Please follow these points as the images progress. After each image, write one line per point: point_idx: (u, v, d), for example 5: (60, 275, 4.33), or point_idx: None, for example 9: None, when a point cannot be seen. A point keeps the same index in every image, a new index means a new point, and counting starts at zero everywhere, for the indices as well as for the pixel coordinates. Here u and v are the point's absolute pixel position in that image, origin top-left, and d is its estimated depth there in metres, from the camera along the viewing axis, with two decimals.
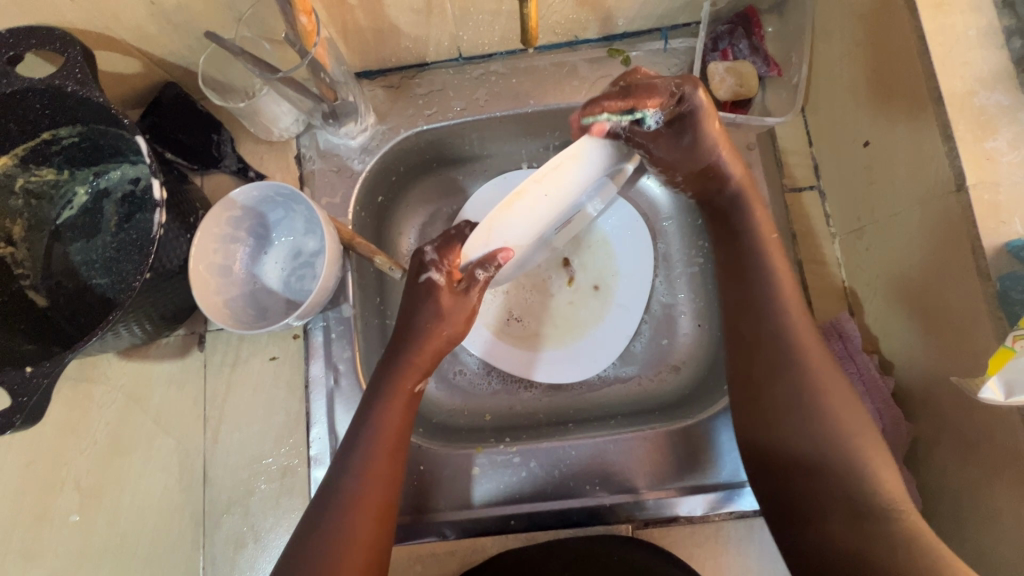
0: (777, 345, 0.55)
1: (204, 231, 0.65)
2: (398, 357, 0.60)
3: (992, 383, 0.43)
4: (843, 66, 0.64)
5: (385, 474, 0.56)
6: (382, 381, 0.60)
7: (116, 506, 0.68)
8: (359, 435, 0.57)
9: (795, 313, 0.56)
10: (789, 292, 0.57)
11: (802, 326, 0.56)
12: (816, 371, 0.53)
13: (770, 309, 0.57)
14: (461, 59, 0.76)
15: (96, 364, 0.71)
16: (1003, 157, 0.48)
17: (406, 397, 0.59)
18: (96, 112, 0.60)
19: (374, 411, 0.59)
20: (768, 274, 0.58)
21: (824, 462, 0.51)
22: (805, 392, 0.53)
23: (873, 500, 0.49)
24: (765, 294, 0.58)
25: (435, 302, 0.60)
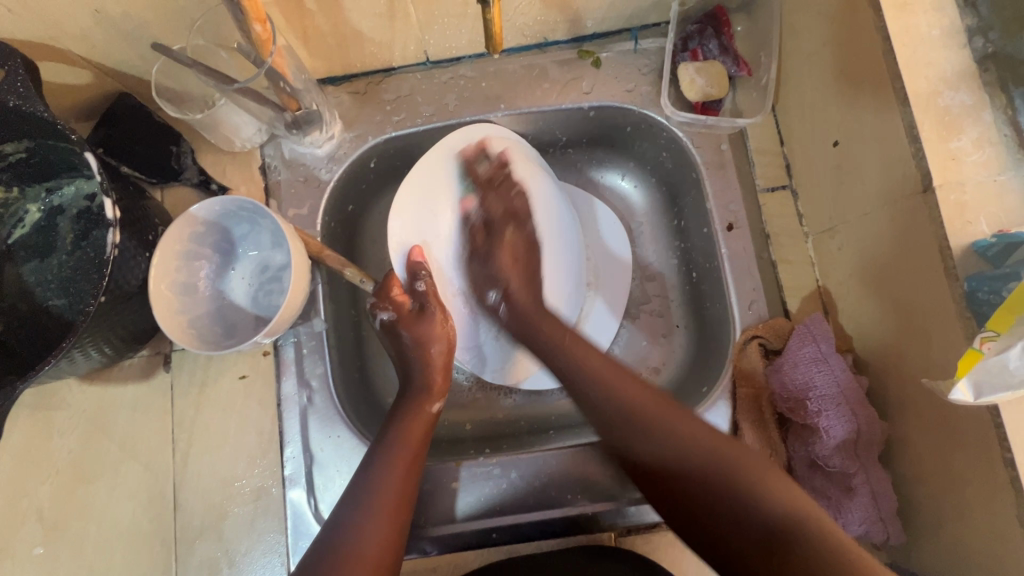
0: (586, 379, 0.60)
1: (164, 249, 0.62)
2: (413, 384, 0.65)
3: (961, 385, 0.43)
4: (811, 65, 0.64)
5: (400, 492, 0.56)
6: (405, 402, 0.64)
7: (82, 537, 0.66)
8: (377, 450, 0.59)
9: (643, 393, 0.57)
10: (641, 388, 0.58)
11: (655, 404, 0.56)
12: (695, 434, 0.53)
13: (599, 380, 0.59)
14: (429, 63, 0.74)
15: (56, 390, 0.68)
16: (967, 157, 0.49)
17: (426, 418, 0.62)
18: (42, 127, 0.57)
19: (396, 419, 0.62)
20: (589, 352, 0.62)
21: (671, 465, 0.53)
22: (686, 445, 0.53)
23: (774, 518, 0.47)
24: (569, 359, 0.62)
25: (410, 330, 0.66)
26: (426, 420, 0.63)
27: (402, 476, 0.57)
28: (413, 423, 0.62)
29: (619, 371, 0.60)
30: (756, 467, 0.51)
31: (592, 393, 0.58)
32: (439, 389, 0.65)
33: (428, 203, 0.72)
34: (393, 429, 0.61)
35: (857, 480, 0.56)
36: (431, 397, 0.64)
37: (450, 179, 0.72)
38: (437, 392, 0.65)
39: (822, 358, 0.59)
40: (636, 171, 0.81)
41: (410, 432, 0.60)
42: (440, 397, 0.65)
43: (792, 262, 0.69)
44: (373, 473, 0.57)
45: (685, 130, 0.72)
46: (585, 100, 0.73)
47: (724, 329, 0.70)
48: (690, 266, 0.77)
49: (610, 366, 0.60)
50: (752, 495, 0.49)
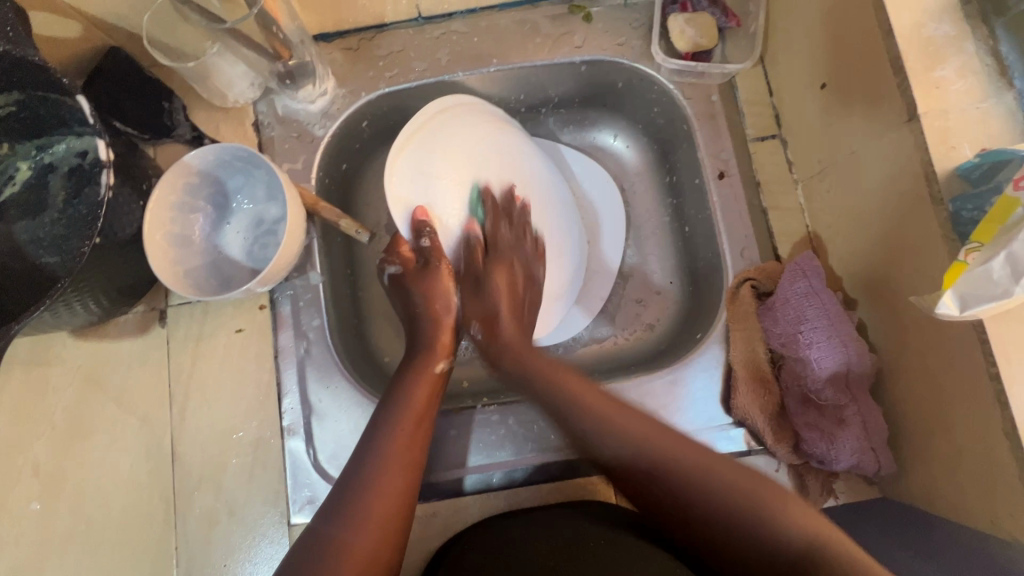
0: (618, 436, 0.55)
1: (159, 198, 0.63)
2: (421, 341, 0.66)
3: (948, 299, 0.44)
4: (798, 11, 0.65)
5: (409, 450, 0.56)
6: (411, 361, 0.64)
7: (78, 491, 0.65)
8: (384, 411, 0.59)
9: (654, 432, 0.54)
10: (643, 420, 0.55)
11: (601, 397, 0.58)
12: (687, 461, 0.52)
13: (611, 429, 0.55)
14: (421, 19, 0.74)
15: (50, 347, 0.67)
16: (951, 85, 0.50)
17: (435, 372, 0.63)
18: (32, 74, 0.57)
19: (407, 371, 0.63)
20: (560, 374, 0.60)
21: (689, 498, 0.52)
22: (647, 443, 0.54)
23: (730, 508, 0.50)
24: (557, 395, 0.59)
25: (415, 283, 0.67)
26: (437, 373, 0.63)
27: (410, 435, 0.57)
28: (426, 376, 0.62)
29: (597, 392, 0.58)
30: (761, 489, 0.50)
31: (588, 425, 0.56)
32: (447, 347, 0.66)
33: (411, 166, 0.65)
34: (399, 389, 0.61)
35: (848, 410, 0.57)
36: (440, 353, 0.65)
37: (429, 138, 0.66)
38: (445, 347, 0.65)
39: (813, 293, 0.60)
40: (628, 130, 0.82)
41: (415, 392, 0.60)
42: (447, 353, 0.65)
43: (784, 209, 0.70)
44: (381, 435, 0.57)
45: (676, 81, 0.73)
46: (577, 54, 0.74)
47: (716, 278, 0.71)
48: (682, 220, 0.78)
49: (637, 418, 0.56)
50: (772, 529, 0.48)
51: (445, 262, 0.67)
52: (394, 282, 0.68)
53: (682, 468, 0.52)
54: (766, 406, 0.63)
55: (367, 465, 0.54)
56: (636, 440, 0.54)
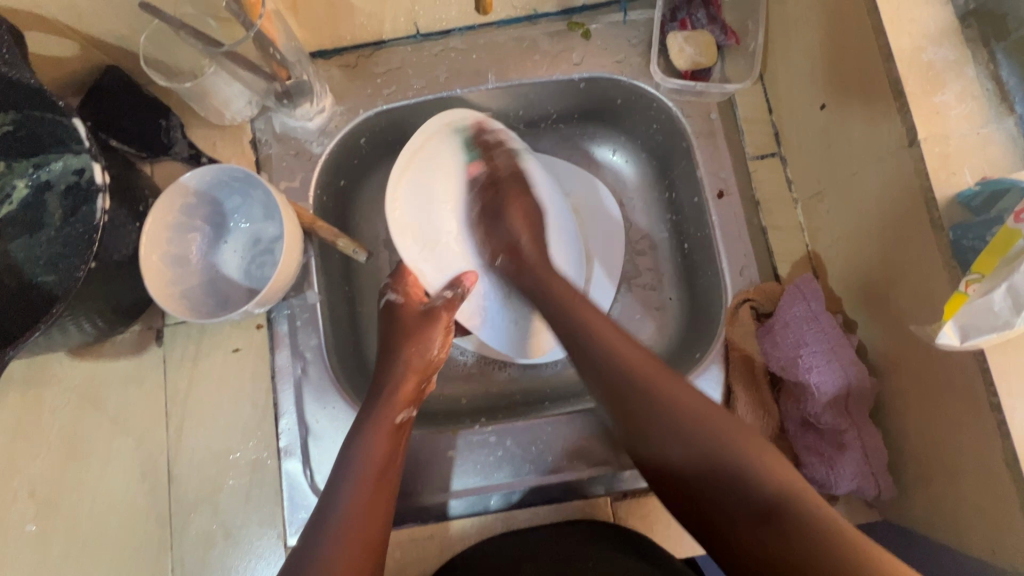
0: (675, 424, 0.53)
1: (156, 219, 0.62)
2: (379, 395, 0.61)
3: (948, 328, 0.44)
4: (797, 30, 0.65)
5: (366, 517, 0.52)
6: (369, 412, 0.59)
7: (74, 512, 0.65)
8: (341, 470, 0.55)
9: (635, 359, 0.57)
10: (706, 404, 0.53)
11: (653, 369, 0.56)
12: (683, 404, 0.53)
13: (670, 410, 0.53)
14: (419, 36, 0.74)
15: (46, 366, 0.67)
16: (951, 110, 0.49)
17: (392, 427, 0.58)
18: (28, 95, 0.57)
19: (361, 428, 0.58)
20: (629, 343, 0.58)
21: (663, 424, 0.53)
22: (634, 371, 0.56)
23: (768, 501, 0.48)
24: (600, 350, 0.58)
25: (402, 321, 0.65)
26: (396, 428, 0.59)
27: (364, 505, 0.53)
28: (382, 433, 0.58)
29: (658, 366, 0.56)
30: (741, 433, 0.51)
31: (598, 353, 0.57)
32: (408, 397, 0.61)
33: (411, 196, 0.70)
34: (356, 444, 0.56)
35: (848, 435, 0.57)
36: (398, 406, 0.60)
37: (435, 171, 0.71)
38: (404, 399, 0.61)
39: (813, 317, 0.60)
40: (627, 145, 0.82)
41: (374, 450, 0.56)
42: (409, 405, 0.61)
43: (783, 228, 0.69)
44: (335, 500, 0.53)
45: (675, 99, 0.72)
46: (575, 71, 0.74)
47: (716, 297, 0.71)
48: (681, 236, 0.78)
49: (669, 377, 0.55)
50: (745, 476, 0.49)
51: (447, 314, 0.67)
52: (387, 309, 0.67)
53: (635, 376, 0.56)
54: (765, 428, 0.63)
55: (315, 544, 0.50)
56: (611, 352, 0.57)
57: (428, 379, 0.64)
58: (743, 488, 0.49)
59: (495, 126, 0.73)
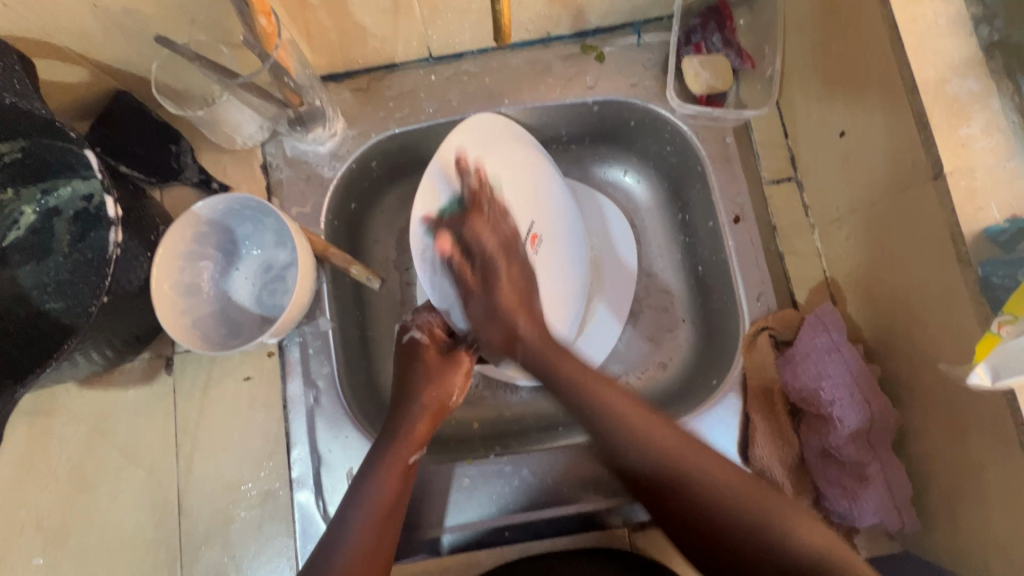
0: (712, 498, 0.52)
1: (167, 248, 0.61)
2: (392, 431, 0.60)
3: (979, 369, 0.44)
4: (815, 56, 0.64)
5: (370, 556, 0.54)
6: (382, 452, 0.59)
7: (83, 545, 0.64)
8: (352, 507, 0.56)
9: (644, 422, 0.56)
10: (720, 461, 0.54)
11: (676, 440, 0.55)
12: (668, 447, 0.54)
13: (626, 431, 0.56)
14: (431, 59, 0.73)
15: (54, 396, 0.66)
16: (977, 144, 0.48)
17: (401, 469, 0.58)
18: (39, 125, 0.55)
19: (371, 467, 0.58)
20: (609, 390, 0.58)
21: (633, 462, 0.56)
22: (663, 449, 0.54)
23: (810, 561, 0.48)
24: (601, 412, 0.57)
25: (425, 365, 0.63)
26: (406, 471, 0.59)
27: (366, 552, 0.54)
28: (391, 476, 0.58)
29: (643, 413, 0.56)
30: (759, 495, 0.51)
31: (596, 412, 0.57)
32: (420, 439, 0.61)
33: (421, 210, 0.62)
34: (365, 485, 0.57)
35: (871, 468, 0.56)
36: (410, 447, 0.60)
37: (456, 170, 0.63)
38: (417, 440, 0.60)
39: (834, 348, 0.59)
40: (639, 167, 0.81)
41: (381, 492, 0.57)
42: (420, 446, 0.60)
43: (799, 254, 0.69)
44: (340, 541, 0.55)
45: (690, 123, 0.72)
46: (589, 95, 0.73)
47: (731, 322, 0.70)
48: (695, 259, 0.77)
49: (650, 418, 0.56)
50: (781, 542, 0.49)
51: (467, 361, 0.65)
52: (410, 347, 0.65)
53: (617, 426, 0.56)
54: (785, 459, 0.62)
55: None
56: (614, 412, 0.57)
57: (441, 420, 0.63)
58: (701, 504, 0.52)
59: (517, 135, 0.68)
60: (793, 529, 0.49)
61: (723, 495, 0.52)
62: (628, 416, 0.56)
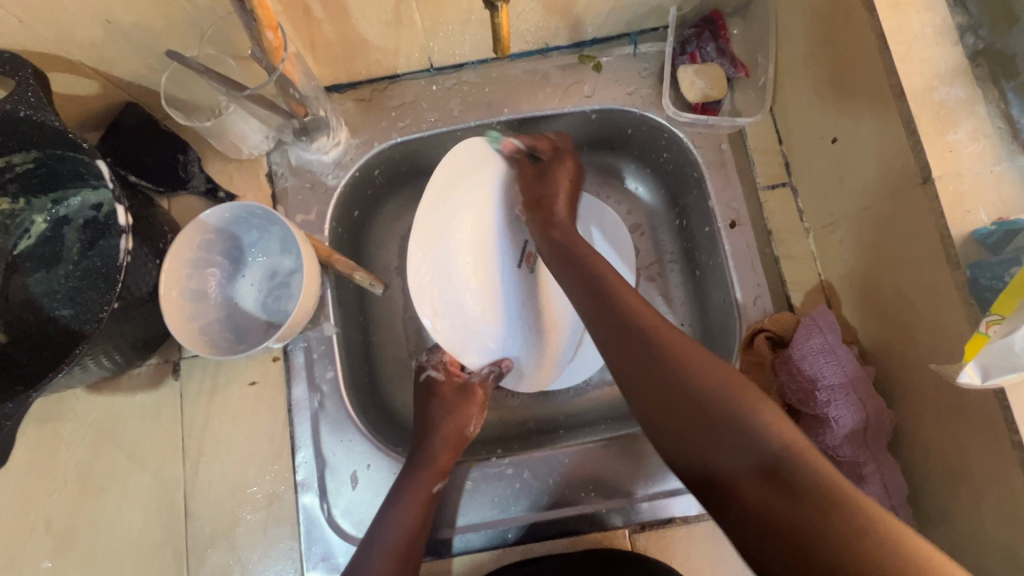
0: (722, 430, 0.48)
1: (175, 258, 0.63)
2: (416, 461, 0.63)
3: (969, 368, 0.45)
4: (807, 65, 0.66)
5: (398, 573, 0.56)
6: (407, 478, 0.61)
7: (91, 548, 0.65)
8: (380, 528, 0.58)
9: (677, 339, 0.54)
10: (715, 365, 0.51)
11: (687, 345, 0.54)
12: (705, 390, 0.50)
13: (692, 393, 0.50)
14: (433, 70, 0.75)
15: (64, 401, 0.67)
16: (964, 149, 0.50)
17: (425, 497, 0.61)
18: (53, 137, 0.57)
19: (396, 495, 0.60)
20: (689, 347, 0.53)
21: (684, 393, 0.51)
22: (710, 402, 0.49)
23: (773, 449, 0.45)
24: (694, 386, 0.51)
25: (443, 401, 0.67)
26: (431, 500, 0.61)
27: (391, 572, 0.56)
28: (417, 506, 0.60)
29: (742, 385, 0.50)
30: (745, 397, 0.49)
31: (671, 399, 0.51)
32: (444, 467, 0.63)
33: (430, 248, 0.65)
34: (392, 508, 0.59)
35: (867, 468, 0.57)
36: (434, 475, 0.62)
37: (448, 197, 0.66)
38: (441, 470, 0.63)
39: (830, 350, 0.61)
40: (637, 173, 0.83)
41: (406, 518, 0.59)
42: (443, 475, 0.63)
43: (795, 257, 0.70)
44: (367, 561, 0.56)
45: (686, 131, 0.73)
46: (587, 103, 0.75)
47: (729, 326, 0.71)
48: (693, 263, 0.79)
49: (689, 343, 0.54)
50: (746, 424, 0.47)
51: (481, 394, 0.69)
52: (427, 385, 0.69)
53: (682, 363, 0.52)
54: None
55: None
56: (711, 386, 0.50)
57: (462, 451, 0.66)
58: (703, 401, 0.49)
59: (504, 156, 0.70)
60: (758, 419, 0.47)
61: (730, 411, 0.48)
62: (694, 361, 0.52)
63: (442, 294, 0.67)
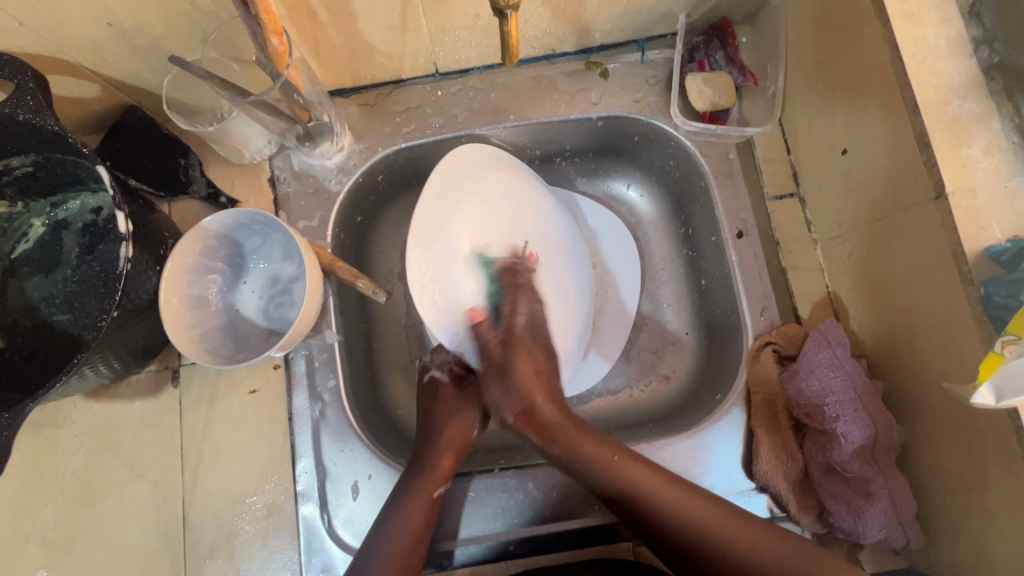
0: (717, 553, 0.53)
1: (176, 263, 0.62)
2: (417, 465, 0.62)
3: (983, 388, 0.44)
4: (817, 74, 0.65)
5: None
6: (408, 482, 0.61)
7: (88, 558, 0.64)
8: (377, 535, 0.57)
9: (638, 467, 0.57)
10: (707, 502, 0.55)
11: (653, 479, 0.56)
12: (678, 504, 0.55)
13: (657, 501, 0.55)
14: (438, 75, 0.74)
15: (61, 408, 0.66)
16: (978, 164, 0.49)
17: (426, 501, 0.60)
18: (53, 141, 0.56)
19: (396, 500, 0.60)
20: (578, 434, 0.60)
21: (682, 533, 0.54)
22: (680, 517, 0.54)
23: (767, 557, 0.52)
24: (629, 481, 0.56)
25: (447, 404, 0.66)
26: (432, 505, 0.60)
27: None
28: (417, 510, 0.59)
29: (718, 514, 0.54)
30: (733, 518, 0.54)
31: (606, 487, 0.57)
32: (446, 472, 0.63)
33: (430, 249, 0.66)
34: (391, 515, 0.59)
35: (876, 484, 0.56)
36: (435, 480, 0.61)
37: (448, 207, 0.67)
38: (442, 474, 0.62)
39: (837, 364, 0.60)
40: (642, 181, 0.82)
41: (406, 523, 0.58)
42: (444, 480, 0.62)
43: (802, 269, 0.69)
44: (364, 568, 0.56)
45: (694, 139, 0.73)
46: (593, 111, 0.74)
47: (735, 337, 0.70)
48: (698, 273, 0.78)
49: (637, 462, 0.57)
50: (742, 557, 0.52)
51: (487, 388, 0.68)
52: (432, 386, 0.68)
53: (638, 491, 0.56)
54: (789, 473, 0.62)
55: None
56: (614, 475, 0.57)
57: (464, 454, 0.65)
58: (706, 542, 0.53)
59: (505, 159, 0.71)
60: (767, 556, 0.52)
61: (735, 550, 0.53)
62: (662, 491, 0.56)
63: (445, 296, 0.67)
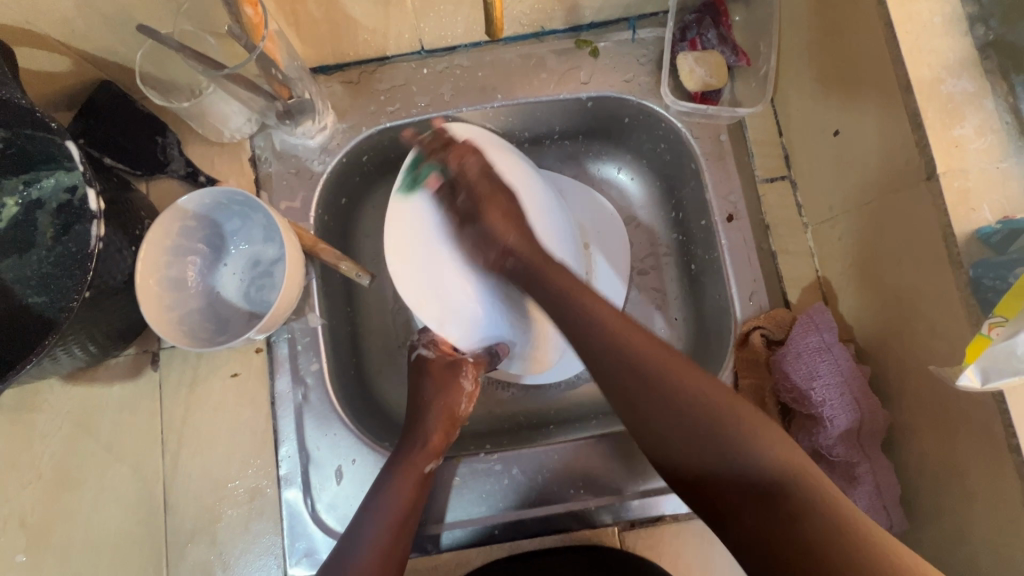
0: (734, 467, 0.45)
1: (154, 243, 0.60)
2: (407, 442, 0.62)
3: (969, 372, 0.44)
4: (810, 54, 0.64)
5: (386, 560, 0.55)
6: (397, 459, 0.60)
7: (67, 543, 0.63)
8: (365, 516, 0.57)
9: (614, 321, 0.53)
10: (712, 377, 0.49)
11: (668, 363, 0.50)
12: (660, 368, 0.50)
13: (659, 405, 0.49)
14: (423, 52, 0.72)
15: (38, 392, 0.65)
16: (970, 144, 0.48)
17: (417, 478, 0.60)
18: (20, 117, 0.53)
19: (387, 478, 0.59)
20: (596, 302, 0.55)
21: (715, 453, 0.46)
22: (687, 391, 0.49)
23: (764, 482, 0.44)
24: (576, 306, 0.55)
25: (433, 379, 0.64)
26: (423, 481, 0.60)
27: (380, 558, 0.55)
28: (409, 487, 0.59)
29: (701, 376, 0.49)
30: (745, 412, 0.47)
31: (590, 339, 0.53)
32: (437, 448, 0.63)
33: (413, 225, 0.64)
34: (380, 494, 0.58)
35: (860, 468, 0.56)
36: (425, 457, 0.61)
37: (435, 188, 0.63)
38: (433, 450, 0.62)
39: (825, 348, 0.59)
40: (633, 163, 0.80)
41: (397, 501, 0.58)
42: (435, 456, 0.62)
43: (792, 253, 0.69)
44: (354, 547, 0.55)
45: (685, 121, 0.71)
46: (583, 90, 0.72)
47: (723, 323, 0.70)
48: (688, 257, 0.77)
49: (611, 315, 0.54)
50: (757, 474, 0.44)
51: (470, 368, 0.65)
52: (417, 363, 0.66)
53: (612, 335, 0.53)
54: None
55: None
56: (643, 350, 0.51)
57: (455, 429, 0.64)
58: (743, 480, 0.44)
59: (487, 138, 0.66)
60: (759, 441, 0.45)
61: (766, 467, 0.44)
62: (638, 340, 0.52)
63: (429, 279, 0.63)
